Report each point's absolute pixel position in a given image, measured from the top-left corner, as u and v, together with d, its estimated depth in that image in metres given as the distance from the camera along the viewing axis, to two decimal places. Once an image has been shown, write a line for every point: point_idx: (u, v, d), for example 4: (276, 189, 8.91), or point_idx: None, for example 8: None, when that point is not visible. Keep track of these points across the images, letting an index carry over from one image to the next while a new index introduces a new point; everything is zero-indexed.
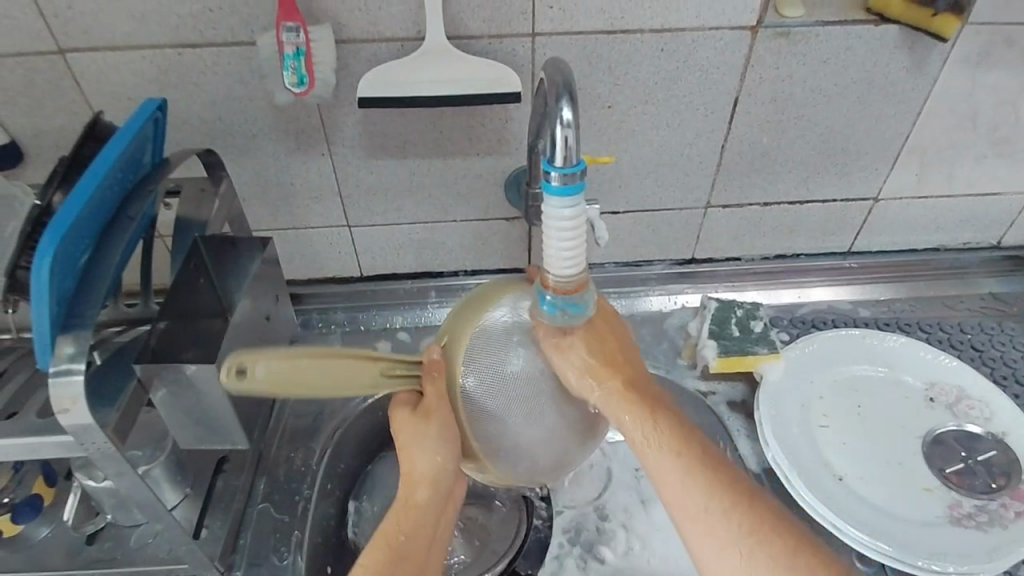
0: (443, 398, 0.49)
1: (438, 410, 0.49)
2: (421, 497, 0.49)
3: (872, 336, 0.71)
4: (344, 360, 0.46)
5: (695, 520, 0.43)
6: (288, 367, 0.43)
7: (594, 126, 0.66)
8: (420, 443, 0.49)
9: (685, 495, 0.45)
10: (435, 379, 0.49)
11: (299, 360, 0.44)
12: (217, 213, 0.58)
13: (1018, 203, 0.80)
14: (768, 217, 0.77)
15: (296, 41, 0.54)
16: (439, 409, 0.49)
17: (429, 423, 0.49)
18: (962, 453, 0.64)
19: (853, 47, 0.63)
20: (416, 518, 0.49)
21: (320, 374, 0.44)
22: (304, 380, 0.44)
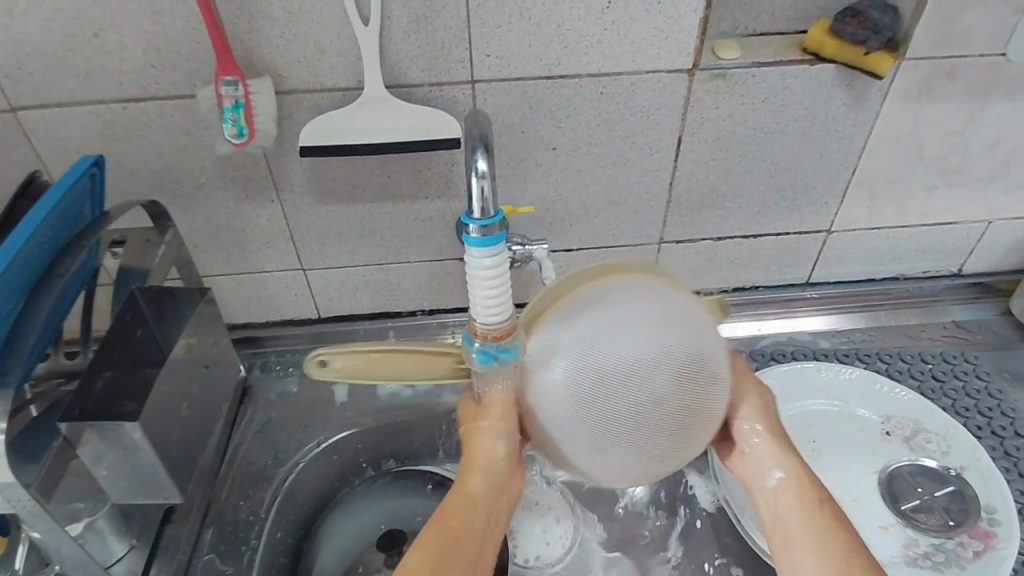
0: (508, 387, 0.49)
1: (494, 398, 0.49)
2: (477, 481, 0.49)
3: (827, 368, 0.71)
4: (420, 355, 0.50)
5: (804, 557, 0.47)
6: (360, 356, 0.49)
7: (541, 167, 0.67)
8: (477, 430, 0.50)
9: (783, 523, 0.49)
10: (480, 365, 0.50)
11: (373, 353, 0.49)
12: (161, 262, 0.59)
13: (975, 231, 0.80)
14: (723, 252, 0.78)
15: (235, 95, 0.55)
16: (500, 397, 0.49)
17: (490, 413, 0.50)
18: (918, 489, 0.64)
19: (791, 86, 0.64)
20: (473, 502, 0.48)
21: (396, 367, 0.49)
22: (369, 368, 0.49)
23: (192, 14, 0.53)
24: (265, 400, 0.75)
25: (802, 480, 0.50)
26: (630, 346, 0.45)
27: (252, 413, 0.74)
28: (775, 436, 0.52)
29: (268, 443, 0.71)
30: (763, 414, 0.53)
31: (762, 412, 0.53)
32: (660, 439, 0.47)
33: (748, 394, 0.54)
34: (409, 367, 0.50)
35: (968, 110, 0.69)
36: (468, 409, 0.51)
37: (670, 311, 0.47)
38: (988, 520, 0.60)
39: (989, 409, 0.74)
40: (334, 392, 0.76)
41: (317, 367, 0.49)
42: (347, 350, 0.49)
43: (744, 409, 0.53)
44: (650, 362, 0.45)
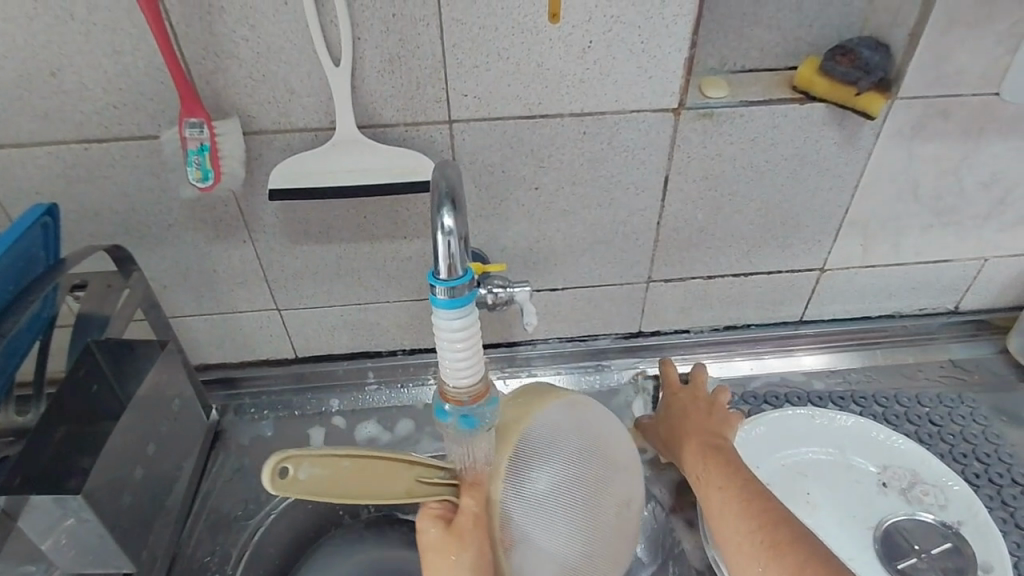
0: (479, 518, 0.45)
1: (464, 524, 0.44)
2: None
3: (822, 416, 0.68)
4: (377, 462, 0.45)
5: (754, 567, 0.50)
6: (329, 464, 0.44)
7: (523, 207, 0.64)
8: (443, 555, 0.44)
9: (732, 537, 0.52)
10: (474, 487, 0.46)
11: (342, 462, 0.44)
12: (122, 309, 0.56)
13: (972, 269, 0.78)
14: (713, 290, 0.75)
15: (200, 137, 0.53)
16: (476, 528, 0.45)
17: (465, 546, 0.44)
18: (915, 546, 0.61)
19: (780, 125, 0.62)
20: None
21: (363, 479, 0.44)
22: (343, 477, 0.44)
23: (154, 55, 0.51)
24: (237, 445, 0.72)
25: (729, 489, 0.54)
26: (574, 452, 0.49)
27: (223, 459, 0.71)
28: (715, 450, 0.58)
29: (238, 492, 0.68)
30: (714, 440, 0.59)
31: (700, 432, 0.61)
32: (608, 519, 0.51)
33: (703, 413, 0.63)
34: (371, 488, 0.44)
35: (963, 149, 0.67)
36: (434, 529, 0.45)
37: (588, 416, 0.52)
38: None
39: (986, 456, 0.72)
40: (310, 437, 0.73)
41: (276, 481, 0.41)
42: (312, 457, 0.43)
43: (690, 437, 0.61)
44: (593, 454, 0.51)
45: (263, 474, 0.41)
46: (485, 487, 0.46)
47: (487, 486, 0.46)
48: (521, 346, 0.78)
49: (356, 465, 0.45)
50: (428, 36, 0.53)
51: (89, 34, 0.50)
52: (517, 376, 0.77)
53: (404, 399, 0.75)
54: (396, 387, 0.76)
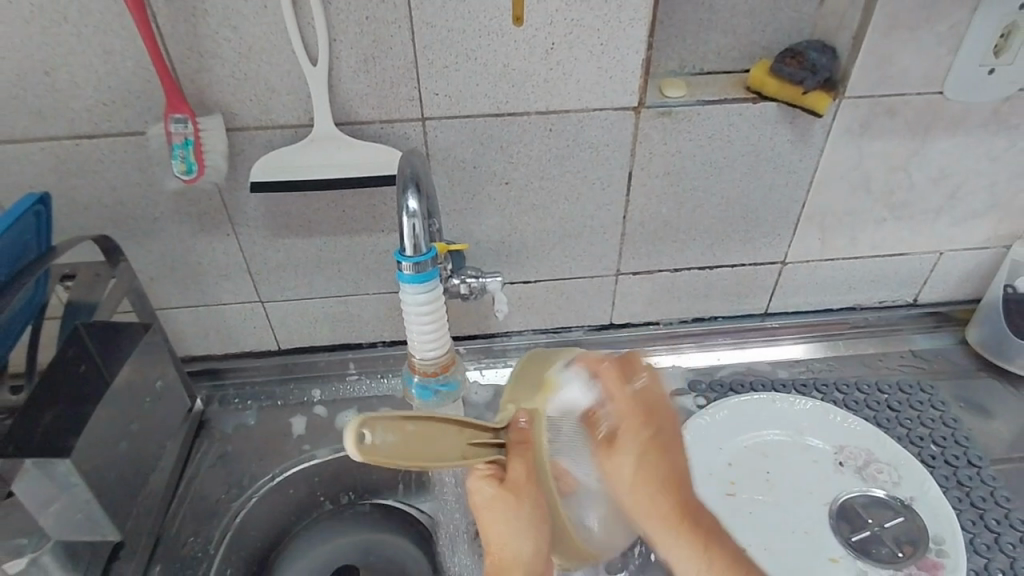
0: (532, 474, 0.48)
1: (517, 479, 0.48)
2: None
3: (783, 399, 0.72)
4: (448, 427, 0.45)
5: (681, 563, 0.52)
6: (396, 432, 0.42)
7: (495, 201, 0.68)
8: (497, 504, 0.48)
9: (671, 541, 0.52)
10: (524, 447, 0.49)
11: (407, 427, 0.43)
12: (110, 295, 0.59)
13: (928, 262, 0.82)
14: (680, 283, 0.79)
15: (185, 132, 0.56)
16: (530, 486, 0.48)
17: (520, 502, 0.48)
18: (869, 519, 0.64)
19: (736, 123, 0.66)
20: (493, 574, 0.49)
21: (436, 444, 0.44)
22: (418, 444, 0.43)
23: (142, 55, 0.55)
24: (221, 433, 0.74)
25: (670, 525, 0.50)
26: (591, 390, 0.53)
27: (207, 446, 0.73)
28: (654, 482, 0.50)
29: (222, 477, 0.71)
30: (644, 464, 0.50)
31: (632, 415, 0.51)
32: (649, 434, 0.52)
33: (640, 427, 0.50)
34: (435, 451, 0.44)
35: (911, 145, 0.71)
36: (489, 488, 0.48)
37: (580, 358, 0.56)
38: (935, 552, 0.60)
39: (943, 438, 0.75)
40: (292, 425, 0.75)
41: (360, 446, 0.40)
42: (386, 422, 0.41)
43: (629, 463, 0.50)
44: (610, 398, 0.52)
45: (345, 441, 0.39)
46: (530, 449, 0.49)
47: (531, 448, 0.49)
48: (497, 338, 0.80)
49: (422, 429, 0.44)
50: (400, 38, 0.56)
51: (81, 36, 0.53)
52: (493, 367, 0.80)
53: (383, 390, 0.78)
54: (377, 377, 0.79)
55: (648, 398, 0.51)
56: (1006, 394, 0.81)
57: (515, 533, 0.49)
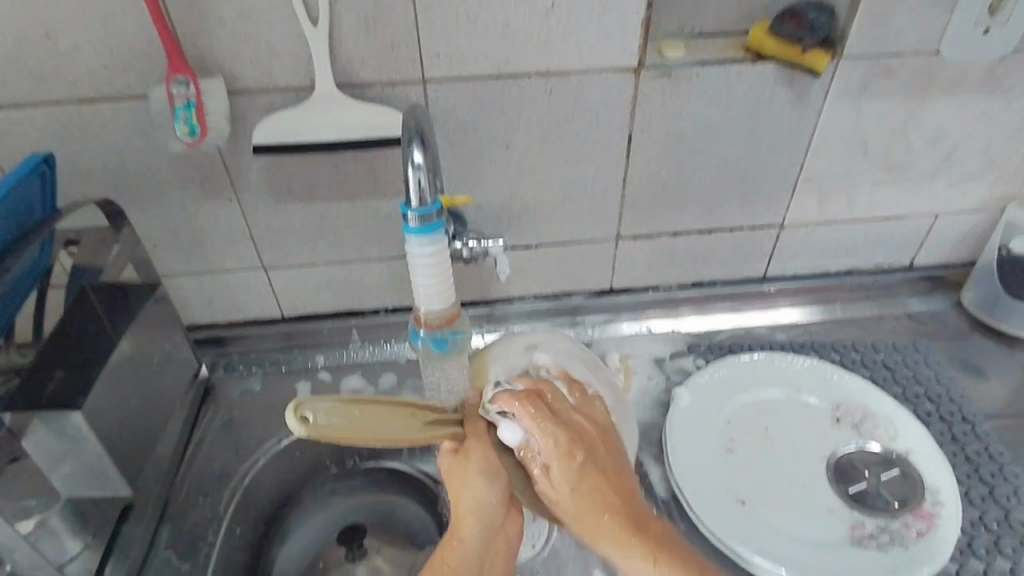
0: (482, 438, 0.52)
1: (487, 459, 0.51)
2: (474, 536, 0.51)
3: (781, 359, 0.73)
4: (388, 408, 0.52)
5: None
6: (344, 411, 0.48)
7: (496, 165, 0.68)
8: (471, 482, 0.51)
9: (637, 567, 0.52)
10: (476, 420, 0.53)
11: (352, 409, 0.49)
12: (115, 260, 0.59)
13: (924, 225, 0.83)
14: (679, 247, 0.79)
15: (186, 94, 0.56)
16: (482, 446, 0.52)
17: (472, 463, 0.51)
18: (865, 472, 0.66)
19: (735, 84, 0.66)
20: (464, 553, 0.51)
21: (379, 423, 0.50)
22: (360, 422, 0.48)
23: (142, 16, 0.55)
24: (227, 399, 0.75)
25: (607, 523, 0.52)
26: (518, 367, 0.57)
27: (214, 412, 0.74)
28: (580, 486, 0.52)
29: (229, 441, 0.72)
30: (576, 471, 0.52)
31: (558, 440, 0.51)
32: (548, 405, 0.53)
33: (570, 456, 0.51)
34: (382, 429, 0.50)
35: (908, 106, 0.71)
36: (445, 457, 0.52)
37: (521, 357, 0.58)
38: (932, 502, 0.62)
39: (938, 396, 0.76)
40: (297, 391, 0.76)
41: (304, 423, 0.45)
42: (328, 403, 0.48)
43: (557, 472, 0.51)
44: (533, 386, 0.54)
45: (288, 423, 0.45)
46: (481, 417, 0.53)
47: (484, 421, 0.53)
48: (499, 304, 0.81)
49: (368, 410, 0.50)
50: None
51: None
52: (495, 332, 0.81)
53: (387, 356, 0.79)
54: (380, 344, 0.80)
55: (579, 403, 0.56)
56: (998, 355, 0.82)
57: (487, 511, 0.51)
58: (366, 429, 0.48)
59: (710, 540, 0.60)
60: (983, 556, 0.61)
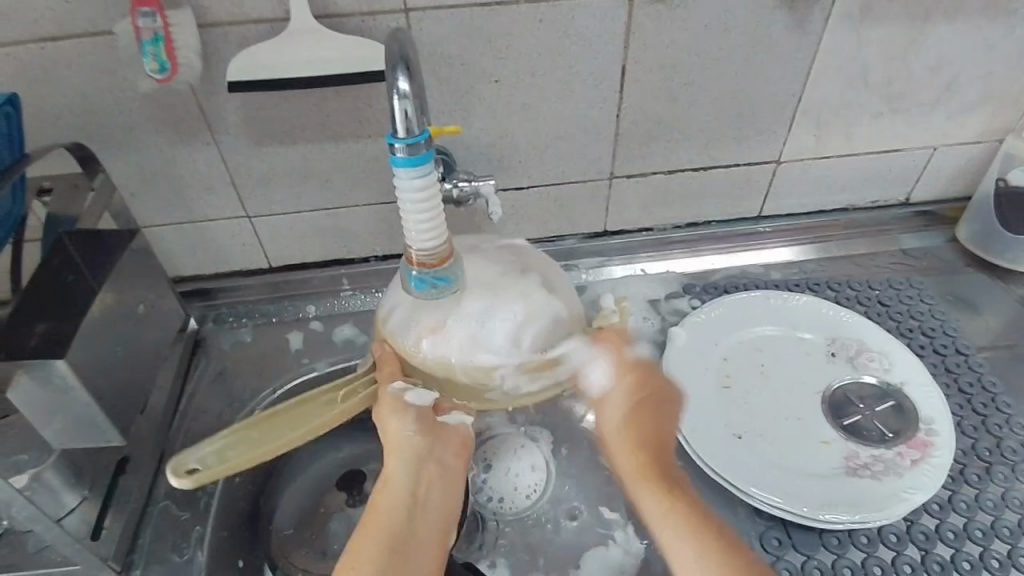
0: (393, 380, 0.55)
1: (392, 393, 0.54)
2: (399, 468, 0.54)
3: (777, 297, 0.73)
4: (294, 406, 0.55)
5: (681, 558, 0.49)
6: (232, 445, 0.52)
7: (484, 101, 0.65)
8: (388, 422, 0.55)
9: (670, 530, 0.50)
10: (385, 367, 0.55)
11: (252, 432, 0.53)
12: (91, 208, 0.57)
13: (922, 158, 0.81)
14: (674, 186, 0.78)
15: (153, 26, 0.53)
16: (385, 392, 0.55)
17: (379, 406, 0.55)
18: (860, 405, 0.66)
19: (733, 9, 0.63)
20: (393, 491, 0.53)
21: (289, 420, 0.54)
22: (259, 438, 0.53)
23: None
24: (218, 351, 0.74)
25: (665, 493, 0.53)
26: (491, 279, 0.54)
27: (205, 363, 0.73)
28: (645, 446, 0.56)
29: (222, 392, 0.71)
30: (633, 421, 0.57)
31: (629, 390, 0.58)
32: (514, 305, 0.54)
33: (633, 390, 0.58)
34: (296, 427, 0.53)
35: (910, 32, 0.69)
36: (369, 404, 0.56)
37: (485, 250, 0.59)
38: (925, 432, 0.62)
39: (932, 330, 0.76)
40: (289, 341, 0.75)
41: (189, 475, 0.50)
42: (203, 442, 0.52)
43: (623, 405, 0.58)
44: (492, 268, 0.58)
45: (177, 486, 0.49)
46: (390, 364, 0.55)
47: (394, 356, 0.56)
48: None
49: (279, 418, 0.54)
50: None
51: None
52: None
53: (378, 304, 0.78)
54: (371, 293, 0.78)
55: (642, 364, 0.60)
56: (992, 289, 0.82)
57: (409, 445, 0.54)
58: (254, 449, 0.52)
59: (707, 473, 0.61)
60: (976, 483, 0.62)
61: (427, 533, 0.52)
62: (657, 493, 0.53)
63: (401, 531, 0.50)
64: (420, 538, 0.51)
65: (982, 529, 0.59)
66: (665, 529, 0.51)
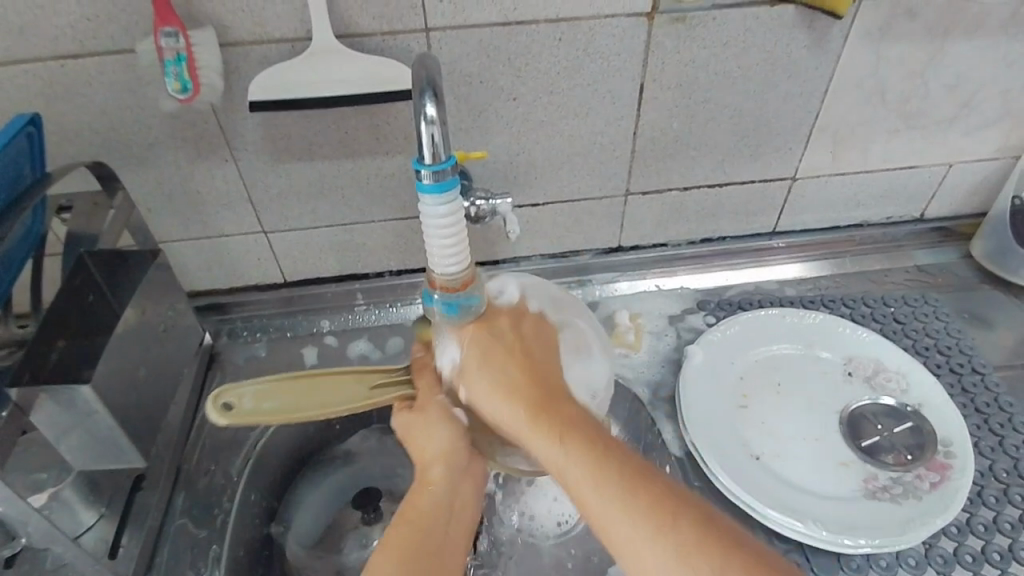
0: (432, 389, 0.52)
1: (439, 401, 0.51)
2: (438, 474, 0.50)
3: (793, 315, 0.73)
4: (330, 378, 0.54)
5: (615, 527, 0.40)
6: (270, 394, 0.52)
7: (502, 118, 0.65)
8: (424, 434, 0.51)
9: (591, 495, 0.41)
10: (423, 370, 0.54)
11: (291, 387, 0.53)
12: (112, 226, 0.57)
13: (937, 175, 0.81)
14: (689, 202, 0.77)
15: (176, 47, 0.53)
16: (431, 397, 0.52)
17: (423, 411, 0.51)
18: (878, 426, 0.66)
19: (752, 28, 0.63)
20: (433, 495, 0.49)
21: (326, 387, 0.54)
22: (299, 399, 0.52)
23: None
24: (233, 366, 0.74)
25: (568, 440, 0.43)
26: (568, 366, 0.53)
27: (221, 379, 0.73)
28: (519, 397, 0.46)
29: None
30: (481, 337, 0.49)
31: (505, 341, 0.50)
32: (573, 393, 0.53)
33: (488, 332, 0.49)
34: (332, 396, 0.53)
35: (929, 50, 0.68)
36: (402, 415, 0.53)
37: (569, 315, 0.57)
38: (944, 453, 0.62)
39: (948, 348, 0.76)
40: (304, 356, 0.75)
41: (223, 411, 0.50)
42: (242, 387, 0.52)
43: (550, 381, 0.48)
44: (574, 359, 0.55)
45: (209, 415, 0.50)
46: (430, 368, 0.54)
47: (433, 373, 0.53)
48: (507, 264, 0.80)
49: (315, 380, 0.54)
50: None
51: None
52: None
53: (392, 319, 0.78)
54: (385, 307, 0.78)
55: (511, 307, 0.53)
56: (1008, 305, 0.82)
57: (450, 450, 0.50)
58: (295, 398, 0.52)
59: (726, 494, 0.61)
60: (993, 504, 0.62)
61: (457, 541, 0.48)
62: (548, 429, 0.44)
63: (436, 536, 0.47)
64: (451, 551, 0.47)
65: (1000, 551, 0.59)
66: (609, 509, 0.40)
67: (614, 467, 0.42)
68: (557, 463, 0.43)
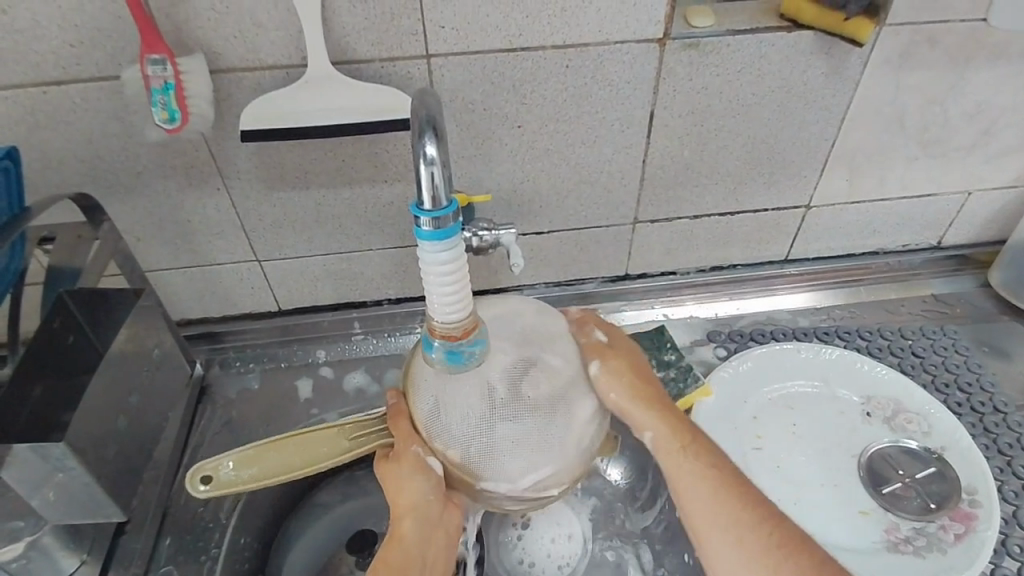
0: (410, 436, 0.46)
1: (415, 452, 0.46)
2: (408, 527, 0.46)
3: (808, 349, 0.70)
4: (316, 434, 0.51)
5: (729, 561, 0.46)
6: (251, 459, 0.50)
7: (506, 146, 0.63)
8: (398, 482, 0.46)
9: (715, 537, 0.46)
10: (399, 412, 0.48)
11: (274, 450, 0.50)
12: (95, 261, 0.54)
13: (956, 202, 0.78)
14: (699, 230, 0.75)
15: (164, 75, 0.50)
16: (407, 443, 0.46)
17: (397, 461, 0.46)
18: (899, 471, 0.63)
19: (768, 55, 0.61)
20: (404, 553, 0.46)
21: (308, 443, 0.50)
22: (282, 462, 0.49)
23: None
24: (224, 399, 0.71)
25: (721, 490, 0.47)
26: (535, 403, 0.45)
27: (211, 412, 0.70)
28: (669, 427, 0.49)
29: (228, 443, 0.68)
30: (644, 381, 0.50)
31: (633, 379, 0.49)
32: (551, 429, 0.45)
33: (649, 404, 0.49)
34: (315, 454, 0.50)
35: (951, 76, 0.66)
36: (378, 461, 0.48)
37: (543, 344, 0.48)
38: (969, 503, 0.59)
39: (969, 384, 0.73)
40: (298, 389, 0.72)
41: (199, 488, 0.49)
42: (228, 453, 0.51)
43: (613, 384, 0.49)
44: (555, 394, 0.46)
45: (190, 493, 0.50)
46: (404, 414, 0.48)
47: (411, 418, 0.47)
48: (510, 292, 0.77)
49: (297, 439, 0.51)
50: None
51: None
52: None
53: (390, 349, 0.75)
54: (383, 337, 0.76)
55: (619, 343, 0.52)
56: None
57: (423, 505, 0.46)
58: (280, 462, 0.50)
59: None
60: (1020, 555, 0.59)
61: None
62: (696, 467, 0.47)
63: None
64: None
65: None
66: (725, 539, 0.46)
67: (749, 504, 0.46)
68: (705, 518, 0.46)
